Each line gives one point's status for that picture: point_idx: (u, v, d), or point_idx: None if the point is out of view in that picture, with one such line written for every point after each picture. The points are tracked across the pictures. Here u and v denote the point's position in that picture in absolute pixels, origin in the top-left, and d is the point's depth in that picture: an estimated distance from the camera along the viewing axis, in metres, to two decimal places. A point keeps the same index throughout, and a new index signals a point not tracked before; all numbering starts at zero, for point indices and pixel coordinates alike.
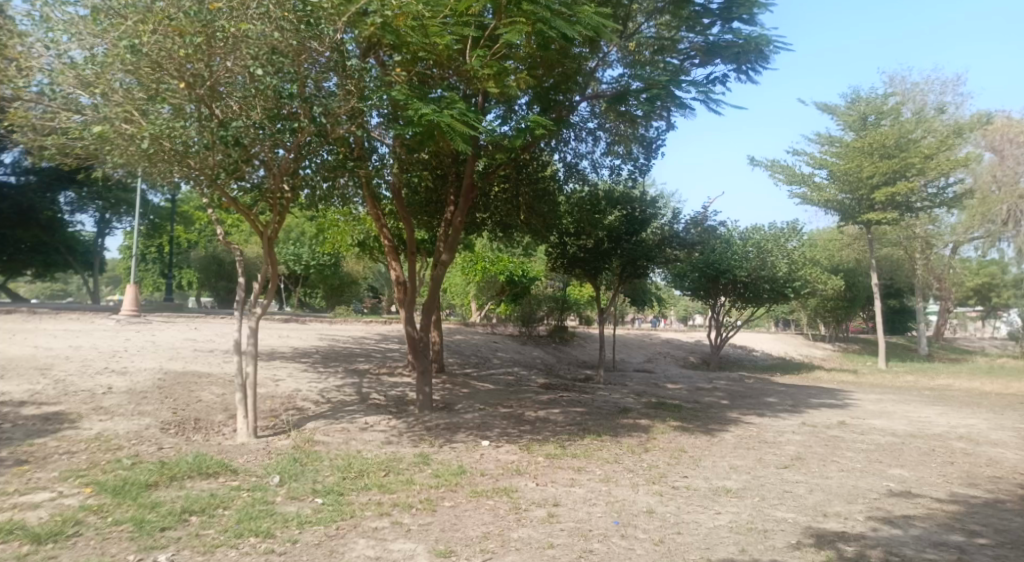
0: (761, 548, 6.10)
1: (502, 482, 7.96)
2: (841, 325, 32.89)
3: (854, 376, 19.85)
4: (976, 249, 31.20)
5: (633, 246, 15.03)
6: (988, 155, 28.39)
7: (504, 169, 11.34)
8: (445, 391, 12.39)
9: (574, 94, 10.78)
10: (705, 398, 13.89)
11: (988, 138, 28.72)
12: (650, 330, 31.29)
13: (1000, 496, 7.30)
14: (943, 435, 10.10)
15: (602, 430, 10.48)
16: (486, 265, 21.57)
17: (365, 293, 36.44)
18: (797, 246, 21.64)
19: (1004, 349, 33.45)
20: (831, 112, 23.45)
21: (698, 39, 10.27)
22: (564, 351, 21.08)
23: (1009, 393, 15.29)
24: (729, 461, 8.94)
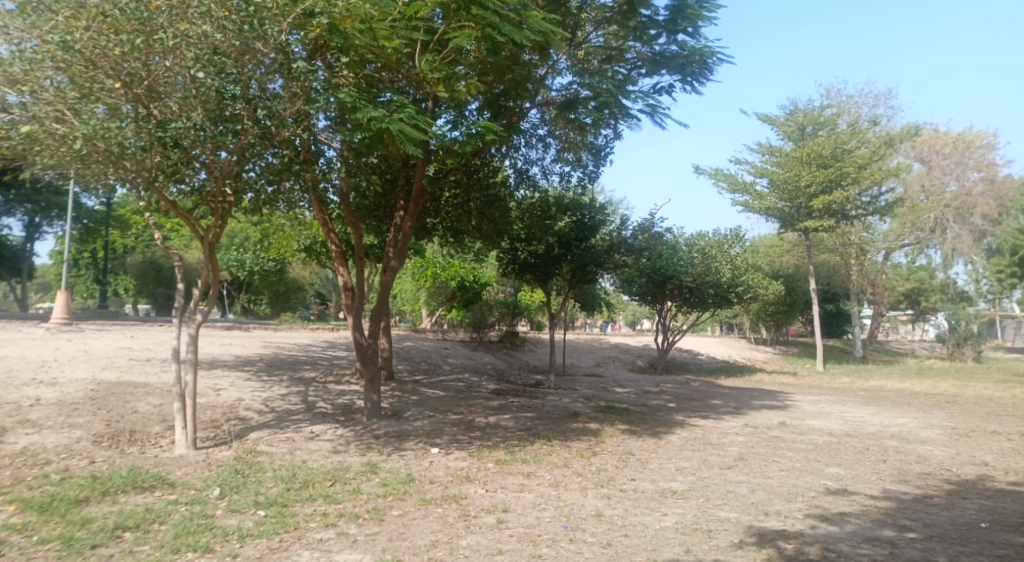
0: (705, 548, 6.23)
1: (452, 489, 7.89)
2: (781, 329, 33.96)
3: (794, 379, 20.51)
4: (907, 255, 32.30)
5: (582, 252, 15.13)
6: (918, 165, 30.83)
7: (455, 174, 11.26)
8: (394, 398, 12.22)
9: (524, 101, 10.81)
10: (652, 401, 14.11)
11: (917, 150, 31.14)
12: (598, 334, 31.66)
13: (928, 491, 7.63)
14: (877, 434, 10.52)
15: (552, 435, 10.52)
16: (437, 270, 21.34)
17: (312, 299, 35.81)
18: (739, 252, 22.22)
19: (932, 351, 35.10)
20: (770, 123, 24.16)
21: (644, 49, 10.45)
22: (515, 356, 21.12)
23: (937, 393, 16.05)
24: (675, 463, 9.10)
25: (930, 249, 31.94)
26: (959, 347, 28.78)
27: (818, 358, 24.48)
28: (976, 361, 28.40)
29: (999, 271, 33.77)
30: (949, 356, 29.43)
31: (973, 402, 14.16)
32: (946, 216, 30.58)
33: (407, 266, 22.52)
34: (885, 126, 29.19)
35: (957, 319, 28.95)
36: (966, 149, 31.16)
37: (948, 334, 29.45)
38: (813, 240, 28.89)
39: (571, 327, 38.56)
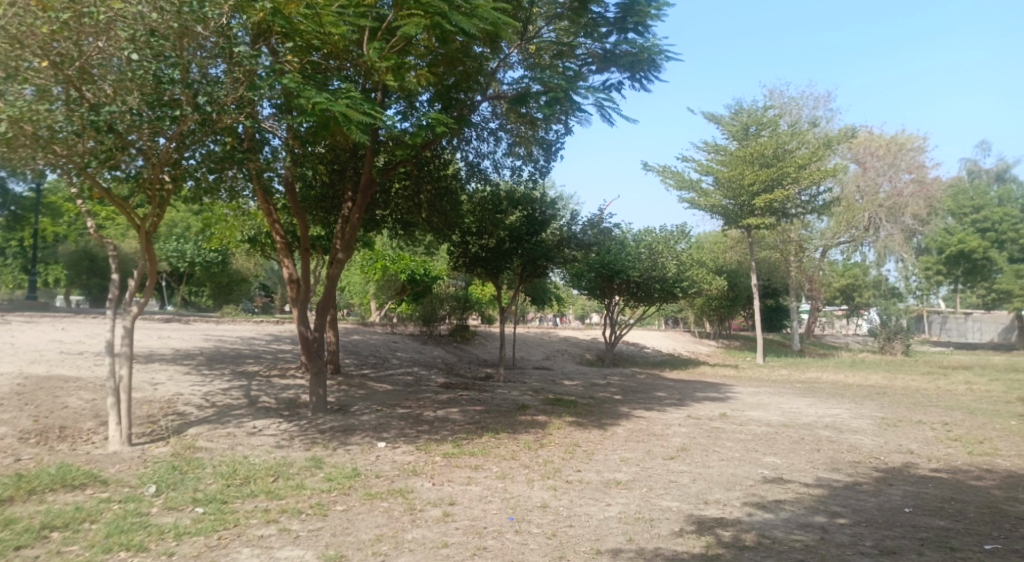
0: (647, 537, 6.36)
1: (398, 483, 7.84)
2: (724, 323, 34.90)
3: (736, 371, 21.17)
4: (843, 252, 33.66)
5: (533, 246, 15.19)
6: (854, 166, 32.28)
7: (405, 166, 11.12)
8: (340, 392, 12.05)
9: (475, 93, 10.74)
10: (599, 393, 14.33)
11: (853, 151, 32.56)
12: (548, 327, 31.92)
13: (857, 479, 7.97)
14: (812, 424, 10.93)
15: (500, 427, 10.56)
16: (387, 263, 21.09)
17: (256, 291, 35.04)
18: (685, 248, 22.79)
19: (865, 344, 36.68)
20: (716, 122, 24.72)
21: (594, 45, 10.51)
22: (465, 350, 21.09)
23: (868, 385, 16.77)
24: (620, 454, 9.26)
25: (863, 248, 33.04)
26: (889, 341, 30.12)
27: (759, 352, 25.23)
28: (904, 354, 29.81)
29: (928, 269, 35.42)
30: (880, 349, 30.75)
31: (900, 393, 14.85)
32: (879, 216, 32.06)
33: (357, 258, 22.23)
34: (824, 128, 30.20)
35: (889, 314, 30.24)
36: (899, 151, 32.70)
37: (879, 329, 30.75)
38: (755, 237, 29.86)
39: (520, 321, 38.64)
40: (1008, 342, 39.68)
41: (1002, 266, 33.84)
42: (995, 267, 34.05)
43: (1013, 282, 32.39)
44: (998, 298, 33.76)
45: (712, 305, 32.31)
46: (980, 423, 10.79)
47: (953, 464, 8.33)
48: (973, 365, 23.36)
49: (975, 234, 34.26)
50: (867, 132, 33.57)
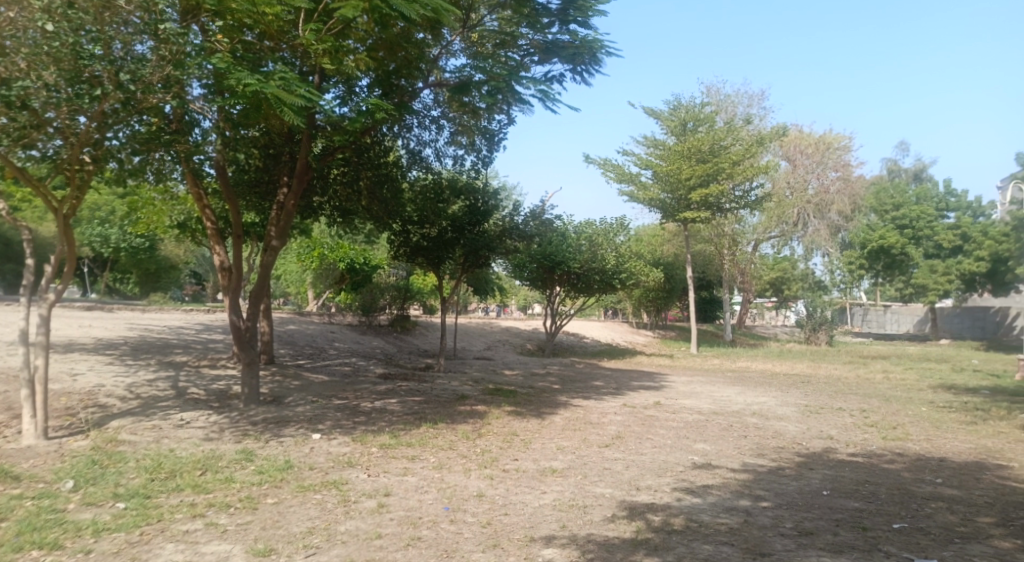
0: (580, 523, 6.47)
1: (332, 475, 7.72)
2: (660, 314, 35.24)
3: (671, 361, 21.72)
4: (773, 246, 34.99)
5: (475, 236, 15.12)
6: (785, 163, 33.49)
7: (344, 152, 10.86)
8: (274, 383, 11.77)
9: (416, 80, 10.55)
10: (539, 383, 14.47)
11: (785, 149, 33.79)
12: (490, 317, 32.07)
13: (781, 463, 8.31)
14: (740, 412, 11.33)
15: (439, 418, 10.53)
16: (324, 252, 20.64)
17: (186, 277, 33.86)
18: (624, 240, 23.14)
19: (792, 335, 38.22)
20: (654, 117, 25.14)
21: (536, 36, 10.51)
22: (405, 341, 20.92)
23: (794, 374, 17.51)
24: (556, 443, 9.38)
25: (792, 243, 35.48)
26: (815, 332, 31.43)
27: (693, 342, 25.95)
28: (828, 344, 31.19)
29: (851, 264, 37.14)
30: (806, 340, 32.08)
31: (823, 382, 15.55)
32: (807, 211, 34.41)
33: (294, 246, 21.74)
34: (757, 125, 31.17)
35: (814, 306, 31.56)
36: (826, 150, 34.07)
37: (805, 320, 32.05)
38: (691, 230, 30.71)
39: (461, 311, 38.49)
40: (923, 333, 42.10)
41: (917, 261, 35.44)
42: (912, 262, 35.58)
43: (928, 276, 33.95)
44: (914, 292, 35.39)
45: (649, 297, 32.94)
46: (894, 410, 11.41)
47: (868, 448, 8.78)
48: (888, 355, 24.72)
49: (894, 230, 35.60)
50: (799, 130, 34.88)
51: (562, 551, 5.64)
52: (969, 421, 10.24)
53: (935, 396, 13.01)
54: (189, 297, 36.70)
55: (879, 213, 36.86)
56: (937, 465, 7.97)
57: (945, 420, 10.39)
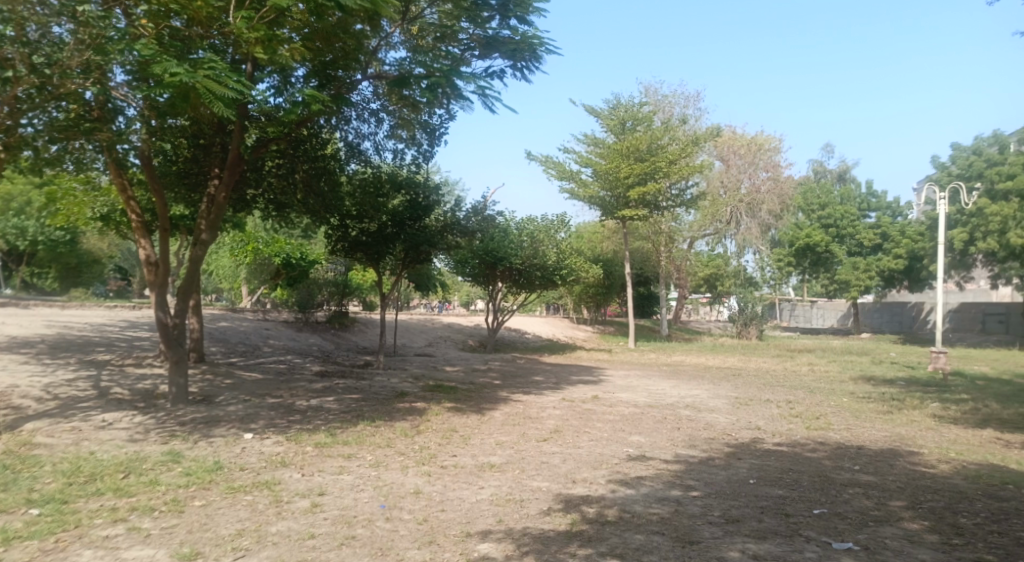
0: (516, 517, 6.52)
1: (264, 475, 7.53)
2: (600, 310, 35.86)
3: (610, 355, 22.14)
4: (707, 243, 36.13)
5: (415, 232, 14.99)
6: (718, 163, 34.77)
7: (278, 143, 10.57)
8: (204, 382, 11.38)
9: (355, 72, 10.31)
10: (480, 379, 14.49)
11: (719, 149, 34.97)
12: (430, 313, 32.12)
13: (711, 454, 8.58)
14: (674, 404, 11.64)
15: (376, 415, 10.42)
16: (258, 246, 19.88)
17: (110, 272, 32.37)
18: (564, 237, 23.40)
19: (726, 330, 39.48)
20: (594, 115, 25.46)
21: (476, 31, 10.47)
22: (343, 338, 20.62)
23: (726, 367, 18.11)
24: (495, 438, 9.41)
25: (726, 240, 36.73)
26: (746, 326, 32.54)
27: (630, 337, 26.50)
28: (759, 338, 32.35)
29: (780, 261, 38.57)
30: (738, 334, 33.16)
31: (753, 374, 16.16)
32: (740, 210, 35.03)
33: (228, 240, 21.21)
34: (693, 126, 31.99)
35: (746, 301, 32.58)
36: (758, 151, 35.33)
37: (737, 315, 33.11)
38: (629, 227, 31.49)
39: (403, 307, 38.25)
40: (846, 327, 44.23)
41: (841, 258, 37.12)
42: (836, 260, 37.28)
43: (850, 273, 35.82)
44: (838, 288, 37.06)
45: (589, 293, 33.37)
46: (818, 401, 11.95)
47: (793, 438, 9.15)
48: (814, 349, 25.85)
49: (820, 229, 37.29)
50: (732, 131, 36.09)
51: (497, 546, 5.66)
52: (886, 410, 10.82)
53: (855, 387, 13.69)
54: (113, 293, 35.11)
55: (806, 213, 38.30)
56: (855, 452, 8.39)
57: (864, 410, 10.94)
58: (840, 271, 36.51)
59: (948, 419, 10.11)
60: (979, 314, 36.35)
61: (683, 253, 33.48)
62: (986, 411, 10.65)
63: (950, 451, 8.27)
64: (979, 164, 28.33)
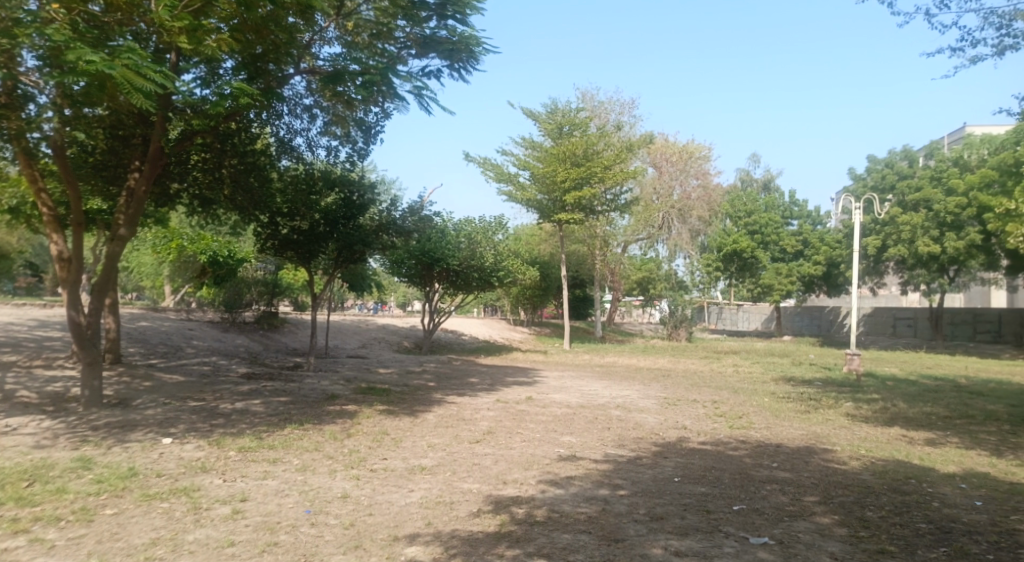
0: (445, 520, 6.49)
1: (183, 481, 7.24)
2: (536, 311, 35.97)
3: (545, 356, 22.36)
4: (640, 247, 36.95)
5: (349, 230, 14.74)
6: (651, 169, 35.73)
7: (204, 136, 10.20)
8: (120, 384, 10.86)
9: (286, 66, 10.06)
10: (413, 380, 14.38)
11: (652, 156, 36.01)
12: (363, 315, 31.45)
13: (639, 453, 8.76)
14: (606, 405, 11.84)
15: (305, 418, 10.17)
16: (183, 243, 19.08)
17: (20, 267, 30.43)
18: (502, 239, 23.47)
19: (657, 332, 40.41)
20: (533, 118, 25.68)
21: (413, 30, 10.39)
22: (271, 339, 20.03)
23: (656, 368, 18.55)
24: (427, 440, 9.34)
25: (657, 244, 37.63)
26: (676, 328, 33.44)
27: (565, 339, 26.80)
28: (688, 340, 33.30)
29: (709, 265, 39.78)
30: (668, 336, 34.03)
31: (681, 375, 16.62)
32: (671, 216, 36.46)
33: (149, 236, 20.16)
34: (627, 133, 32.70)
35: (676, 304, 33.49)
36: (688, 159, 36.49)
37: (668, 317, 33.99)
38: (566, 231, 31.88)
39: (337, 308, 37.53)
40: (770, 330, 45.98)
41: (765, 264, 38.49)
42: (760, 265, 38.66)
43: (773, 278, 37.39)
44: (762, 293, 38.41)
45: (525, 294, 33.54)
46: (741, 400, 12.41)
47: (717, 437, 9.45)
48: (739, 350, 26.78)
49: (746, 235, 38.70)
50: (665, 138, 37.16)
51: (425, 549, 5.61)
52: (804, 410, 11.31)
53: (775, 387, 14.26)
54: (23, 290, 33.10)
55: (734, 219, 39.60)
56: (773, 450, 8.74)
57: (783, 409, 11.41)
58: (763, 275, 37.92)
59: (860, 417, 10.66)
60: (890, 318, 38.42)
61: (617, 256, 34.07)
62: (893, 410, 11.29)
63: (860, 448, 8.72)
64: (890, 176, 29.93)
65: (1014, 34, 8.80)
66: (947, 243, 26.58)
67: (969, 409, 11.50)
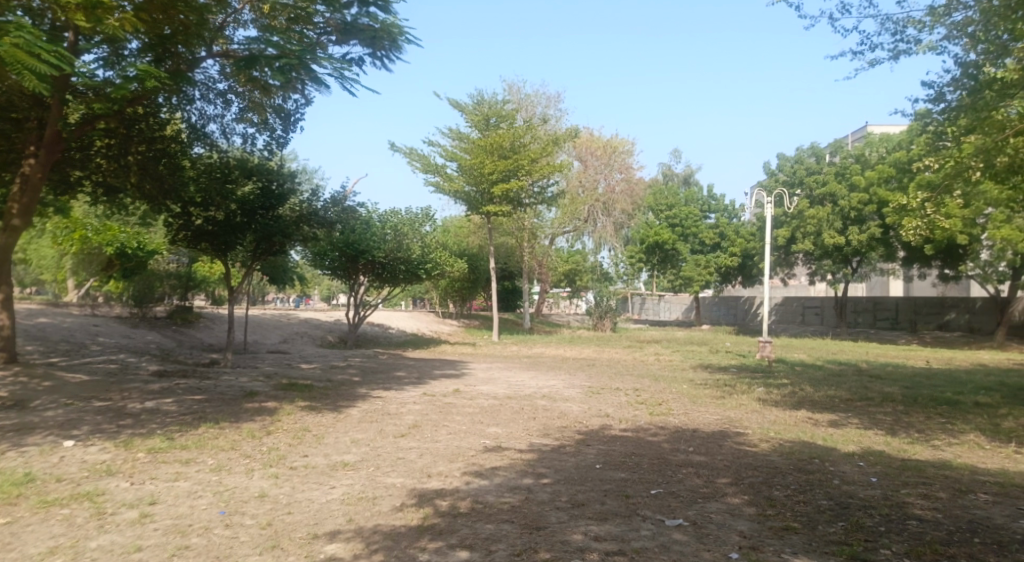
0: (367, 516, 6.40)
1: (85, 486, 6.84)
2: (465, 304, 35.81)
3: (473, 349, 22.41)
4: (566, 239, 37.49)
5: (268, 221, 14.26)
6: (577, 163, 36.34)
7: (108, 121, 9.63)
8: (15, 385, 10.14)
9: (197, 48, 9.64)
10: (337, 376, 14.11)
11: (578, 149, 36.59)
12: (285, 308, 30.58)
13: (563, 442, 8.91)
14: (532, 395, 11.98)
15: (221, 417, 9.81)
16: (87, 233, 17.92)
17: None
18: (429, 231, 23.27)
19: (584, 322, 41.14)
20: (459, 109, 25.54)
21: (333, 16, 10.14)
22: (185, 334, 19.19)
23: (582, 358, 18.93)
24: (350, 436, 9.19)
25: (583, 236, 38.29)
26: (601, 319, 34.10)
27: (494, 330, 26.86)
28: (613, 330, 34.05)
29: (632, 256, 40.87)
30: (594, 326, 34.64)
31: (605, 364, 17.02)
32: (597, 209, 37.04)
33: (48, 226, 18.94)
34: (553, 126, 33.08)
35: (601, 295, 34.16)
36: (613, 153, 37.34)
37: (593, 308, 34.62)
38: (494, 223, 31.95)
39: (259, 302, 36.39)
40: (690, 320, 47.68)
41: (685, 256, 39.84)
42: (680, 257, 40.15)
43: (693, 269, 38.76)
44: (682, 283, 39.71)
45: (454, 286, 33.41)
46: (662, 388, 12.82)
47: (637, 424, 9.72)
48: (661, 339, 27.61)
49: (667, 228, 40.00)
50: (590, 132, 37.84)
51: (345, 546, 5.53)
52: (719, 395, 11.80)
53: (693, 374, 14.79)
54: None
55: (656, 212, 40.68)
56: (690, 435, 9.07)
57: (701, 396, 11.88)
58: (684, 267, 39.28)
59: (770, 401, 11.23)
60: (799, 307, 40.66)
61: (544, 248, 34.46)
62: (801, 394, 11.94)
63: (770, 431, 9.18)
64: (800, 172, 31.29)
65: (907, 40, 9.38)
66: (851, 236, 28.33)
67: (869, 392, 12.28)
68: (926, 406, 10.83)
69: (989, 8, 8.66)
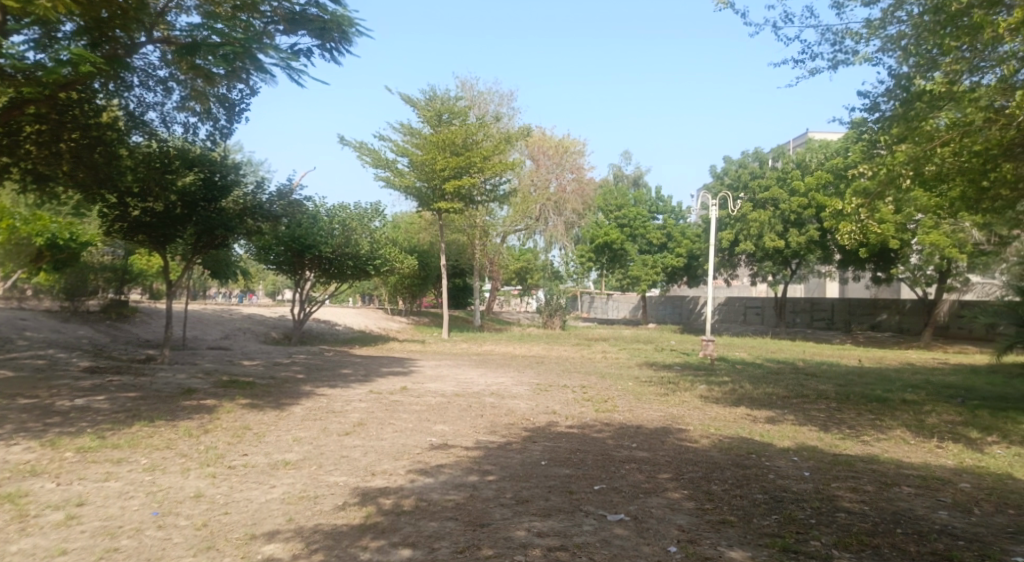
0: (307, 515, 6.30)
1: (7, 488, 6.51)
2: (415, 301, 35.50)
3: (421, 346, 22.30)
4: (517, 237, 37.61)
5: (210, 214, 13.83)
6: (528, 162, 36.54)
7: (38, 105, 9.17)
8: None
9: (136, 33, 9.28)
10: (281, 373, 13.81)
11: (530, 148, 36.77)
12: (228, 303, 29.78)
13: (509, 439, 8.94)
14: (479, 393, 11.98)
15: (156, 415, 9.48)
16: (15, 223, 16.21)
17: None
18: (379, 226, 23.05)
19: (533, 320, 41.37)
20: (411, 104, 25.30)
21: (281, 5, 9.92)
22: (119, 329, 18.59)
23: (530, 355, 19.05)
24: (293, 434, 9.01)
25: (535, 235, 38.49)
26: (551, 317, 34.33)
27: (444, 327, 26.75)
28: (562, 328, 34.34)
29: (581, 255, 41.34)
30: (543, 324, 34.83)
31: (553, 362, 17.16)
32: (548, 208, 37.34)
33: None
34: (506, 124, 33.17)
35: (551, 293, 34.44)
36: (564, 154, 37.73)
37: (543, 306, 34.84)
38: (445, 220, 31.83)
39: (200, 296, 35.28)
40: (638, 319, 48.48)
41: (633, 256, 40.51)
42: (628, 257, 40.71)
43: (641, 269, 39.44)
44: (630, 283, 40.38)
45: (404, 283, 33.10)
46: (607, 385, 13.00)
47: (583, 420, 9.83)
48: (607, 337, 28.03)
49: (616, 228, 40.57)
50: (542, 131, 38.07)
51: (284, 546, 5.43)
52: (663, 393, 12.04)
53: (637, 372, 15.06)
54: None
55: (606, 212, 41.22)
56: (634, 431, 9.22)
57: (645, 393, 12.10)
58: (631, 267, 39.95)
59: (711, 398, 11.52)
60: (742, 307, 41.89)
61: (496, 246, 34.49)
62: (741, 391, 12.29)
63: (710, 427, 9.41)
64: (745, 176, 32.19)
65: (845, 50, 9.74)
66: (791, 238, 29.36)
67: (804, 389, 12.73)
68: (857, 403, 11.29)
69: (921, 22, 9.46)
